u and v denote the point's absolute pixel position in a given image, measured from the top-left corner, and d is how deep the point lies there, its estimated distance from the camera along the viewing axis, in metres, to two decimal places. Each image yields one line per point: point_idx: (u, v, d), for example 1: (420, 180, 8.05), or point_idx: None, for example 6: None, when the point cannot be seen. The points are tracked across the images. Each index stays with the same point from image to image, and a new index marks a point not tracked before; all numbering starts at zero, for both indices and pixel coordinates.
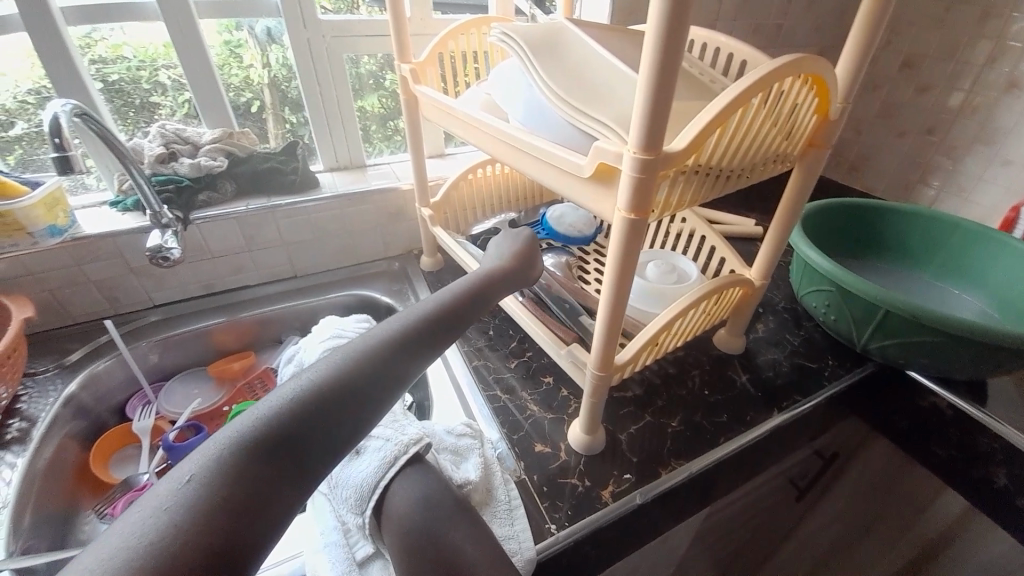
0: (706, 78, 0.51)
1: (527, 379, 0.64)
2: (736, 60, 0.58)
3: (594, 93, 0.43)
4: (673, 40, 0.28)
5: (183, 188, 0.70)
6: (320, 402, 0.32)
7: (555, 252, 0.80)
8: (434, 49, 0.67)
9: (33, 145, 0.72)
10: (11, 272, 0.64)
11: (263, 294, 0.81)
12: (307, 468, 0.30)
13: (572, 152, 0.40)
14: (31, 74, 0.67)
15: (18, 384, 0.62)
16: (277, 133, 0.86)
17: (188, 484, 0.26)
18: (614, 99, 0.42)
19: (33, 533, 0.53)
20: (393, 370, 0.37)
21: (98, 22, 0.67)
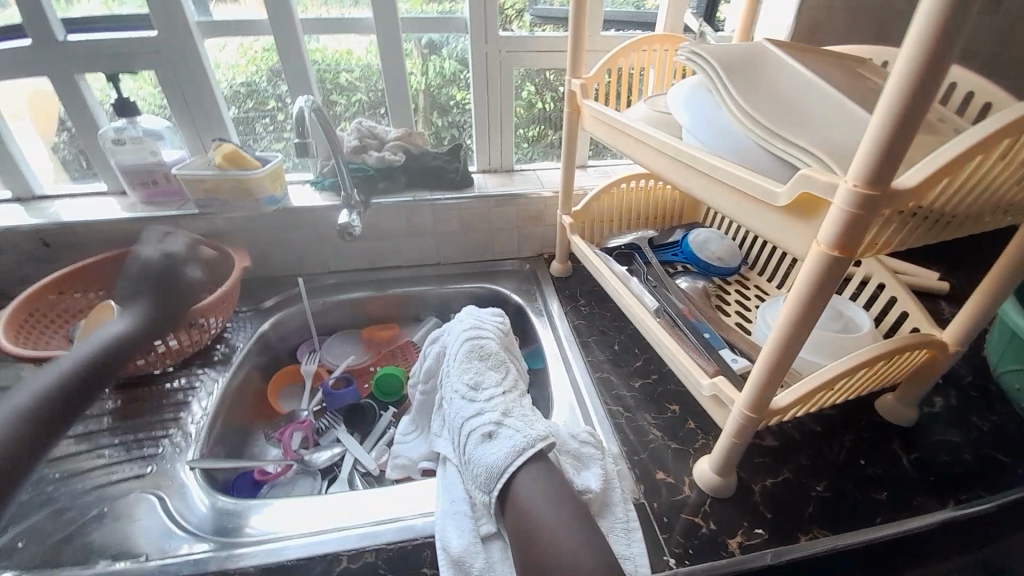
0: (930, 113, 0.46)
1: (650, 402, 0.62)
2: (976, 101, 0.51)
3: (793, 119, 0.41)
4: (934, 69, 0.25)
5: (367, 176, 0.81)
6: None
7: (692, 276, 0.77)
8: (604, 65, 0.69)
9: (239, 127, 0.88)
10: (238, 228, 0.80)
11: (411, 276, 0.90)
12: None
13: (764, 179, 0.38)
14: (245, 69, 0.83)
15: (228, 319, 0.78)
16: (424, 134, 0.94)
17: None
18: (819, 126, 0.40)
19: (218, 440, 0.66)
20: (56, 423, 0.51)
21: (311, 34, 0.81)
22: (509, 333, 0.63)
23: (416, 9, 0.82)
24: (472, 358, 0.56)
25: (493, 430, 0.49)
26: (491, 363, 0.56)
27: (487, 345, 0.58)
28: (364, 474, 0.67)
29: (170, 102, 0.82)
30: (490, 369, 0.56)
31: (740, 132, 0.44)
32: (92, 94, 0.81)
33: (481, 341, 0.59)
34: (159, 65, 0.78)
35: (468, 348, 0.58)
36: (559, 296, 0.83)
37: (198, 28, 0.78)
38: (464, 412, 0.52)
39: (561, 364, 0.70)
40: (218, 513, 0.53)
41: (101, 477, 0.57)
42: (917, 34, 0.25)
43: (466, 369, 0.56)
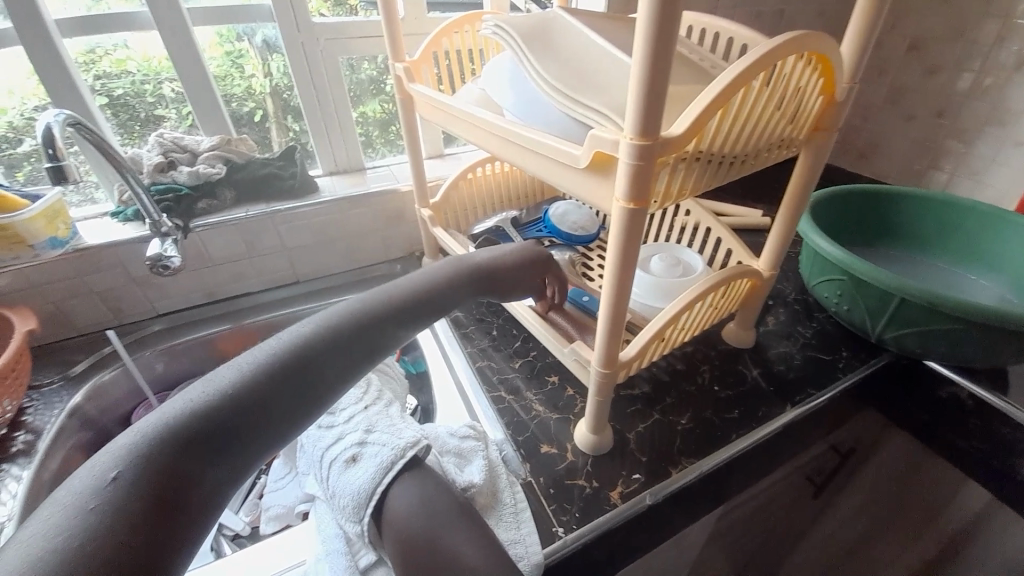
0: (708, 66, 0.50)
1: (531, 379, 0.62)
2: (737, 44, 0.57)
3: (591, 84, 0.42)
4: (665, 21, 0.26)
5: (181, 197, 0.70)
6: (270, 378, 0.35)
7: (558, 249, 0.79)
8: (428, 46, 0.66)
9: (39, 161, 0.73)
10: (15, 285, 0.64)
11: (266, 301, 0.80)
12: (231, 449, 0.32)
13: (569, 144, 0.38)
14: (36, 91, 0.68)
15: (23, 397, 0.62)
16: (281, 141, 0.86)
17: (116, 484, 0.28)
18: (612, 87, 0.41)
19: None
20: (361, 349, 0.40)
21: (100, 37, 0.68)
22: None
23: (212, 0, 0.72)
24: None
25: (357, 452, 0.44)
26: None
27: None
28: (234, 536, 0.58)
29: None
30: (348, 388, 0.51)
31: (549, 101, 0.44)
32: None
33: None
34: None
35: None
36: None
37: None
38: (324, 440, 0.47)
39: (444, 368, 0.68)
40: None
41: None
42: None
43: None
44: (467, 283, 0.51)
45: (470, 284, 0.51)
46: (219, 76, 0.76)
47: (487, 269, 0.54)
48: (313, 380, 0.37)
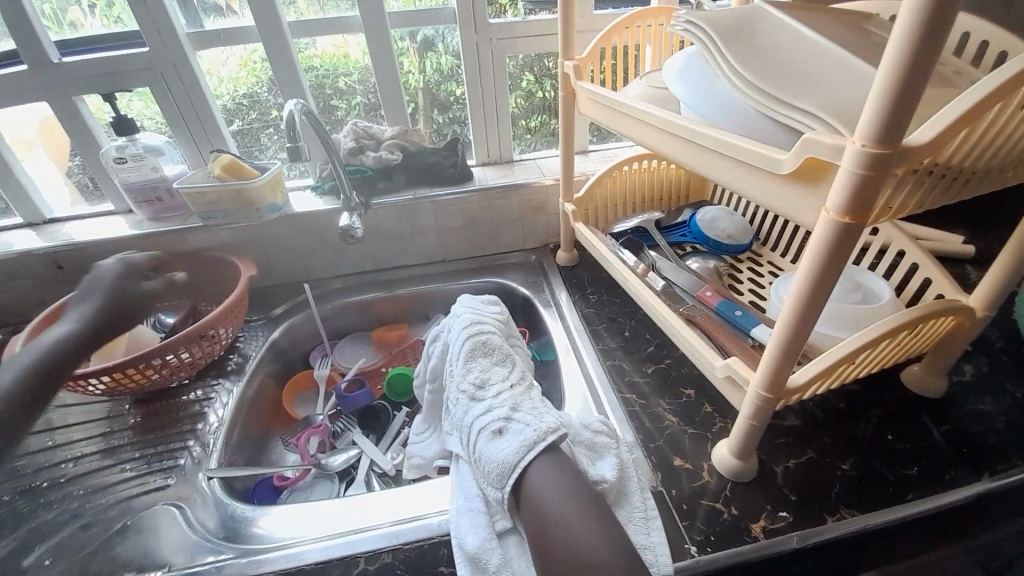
0: (943, 66, 0.43)
1: (665, 387, 0.60)
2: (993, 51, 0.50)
3: (801, 82, 0.39)
4: (943, 19, 0.24)
5: (366, 176, 0.82)
6: None
7: (701, 256, 0.75)
8: (598, 44, 0.67)
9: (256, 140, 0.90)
10: (241, 238, 0.81)
11: (417, 275, 0.90)
12: None
13: (774, 149, 0.36)
14: (245, 80, 0.83)
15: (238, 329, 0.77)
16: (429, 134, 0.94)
17: None
18: (828, 86, 0.37)
19: (236, 450, 0.65)
20: None
21: (308, 35, 0.81)
22: (511, 326, 0.63)
23: (408, 4, 0.81)
24: (480, 354, 0.56)
25: (503, 426, 0.48)
26: (496, 359, 0.55)
27: (491, 341, 0.57)
28: (381, 474, 0.66)
29: (169, 115, 0.81)
30: (496, 366, 0.55)
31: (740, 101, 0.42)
32: (95, 120, 0.82)
33: (483, 336, 0.57)
34: (155, 81, 0.78)
35: (471, 339, 0.57)
36: (566, 285, 0.82)
37: (190, 40, 0.77)
38: (474, 410, 0.51)
39: (574, 360, 0.68)
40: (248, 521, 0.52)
41: (126, 490, 0.56)
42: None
43: (475, 366, 0.55)
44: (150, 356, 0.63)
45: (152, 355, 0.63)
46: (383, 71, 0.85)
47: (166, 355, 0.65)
48: None
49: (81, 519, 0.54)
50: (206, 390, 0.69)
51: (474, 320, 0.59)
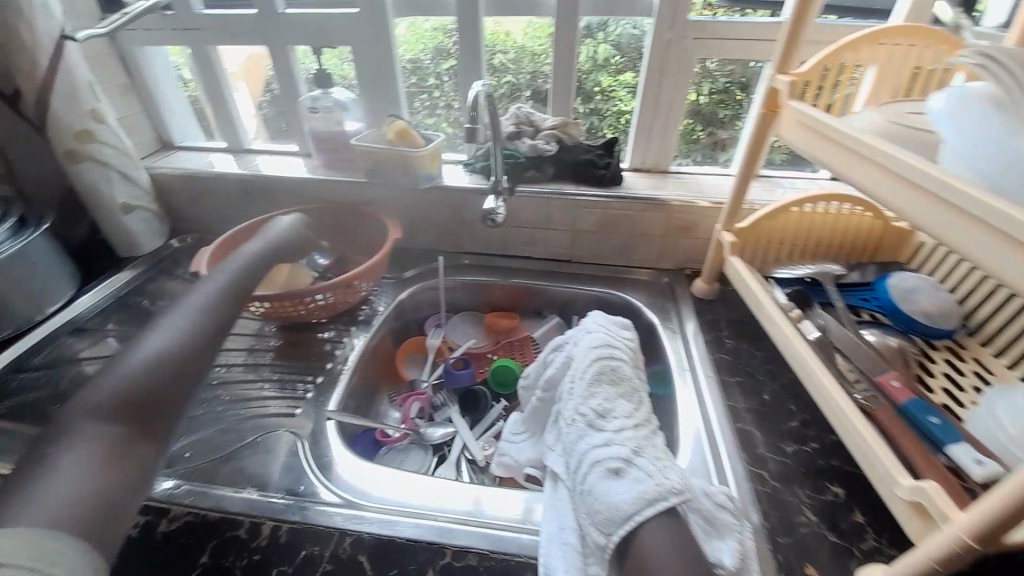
0: None
1: (806, 476, 0.51)
2: None
3: None
4: None
5: (518, 163, 0.82)
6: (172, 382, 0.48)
7: (881, 330, 0.62)
8: (822, 61, 0.60)
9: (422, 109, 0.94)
10: (394, 199, 0.86)
11: (539, 269, 0.88)
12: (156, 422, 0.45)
13: (1005, 200, 0.32)
14: (408, 47, 0.87)
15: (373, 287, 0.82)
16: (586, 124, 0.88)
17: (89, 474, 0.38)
18: None
19: (351, 396, 0.70)
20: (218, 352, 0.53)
21: (498, 14, 0.81)
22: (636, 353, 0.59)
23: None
24: (603, 381, 0.52)
25: (620, 468, 0.44)
26: (620, 390, 0.52)
27: (618, 369, 0.54)
28: (471, 461, 0.67)
29: (360, 75, 0.89)
30: (620, 398, 0.51)
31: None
32: (301, 70, 0.92)
33: (610, 362, 0.54)
34: (357, 42, 0.85)
35: (598, 361, 0.54)
36: (699, 319, 0.74)
37: (393, 7, 0.83)
38: (589, 439, 0.48)
39: (695, 406, 0.61)
40: (352, 473, 0.56)
41: (262, 408, 0.64)
42: None
43: (596, 394, 0.51)
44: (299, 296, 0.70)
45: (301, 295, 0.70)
46: (535, 53, 0.85)
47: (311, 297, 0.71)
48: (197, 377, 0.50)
49: (228, 421, 0.62)
50: (338, 334, 0.76)
51: (604, 341, 0.56)
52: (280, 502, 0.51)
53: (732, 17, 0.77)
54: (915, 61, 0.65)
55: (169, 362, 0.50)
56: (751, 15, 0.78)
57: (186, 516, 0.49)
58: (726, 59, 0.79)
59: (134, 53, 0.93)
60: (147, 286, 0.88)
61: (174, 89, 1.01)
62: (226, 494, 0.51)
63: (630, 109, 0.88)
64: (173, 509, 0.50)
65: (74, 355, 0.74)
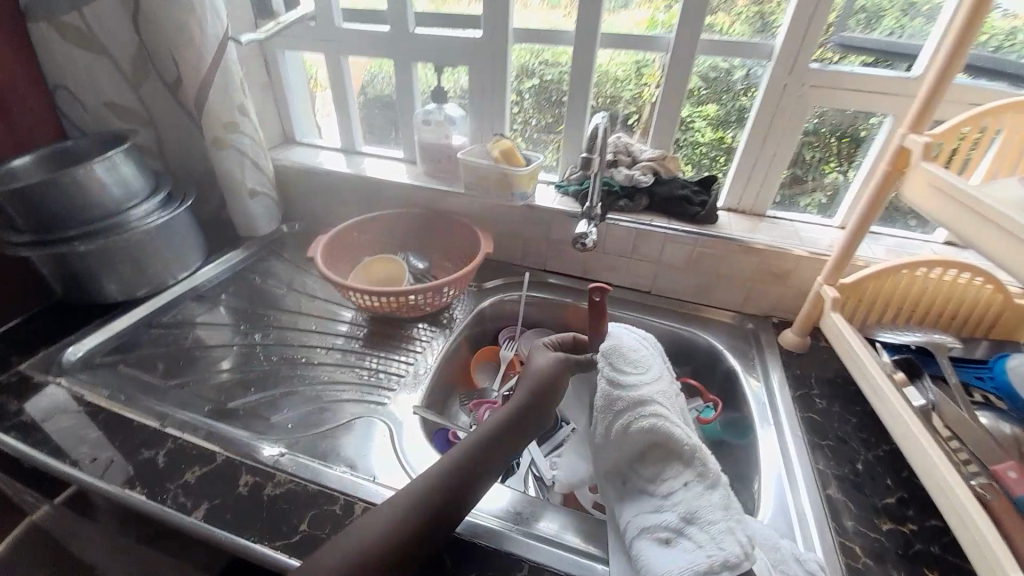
0: None
1: (903, 559, 0.48)
2: None
3: None
4: None
5: (612, 192, 0.85)
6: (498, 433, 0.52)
7: (994, 413, 0.56)
8: (960, 124, 0.57)
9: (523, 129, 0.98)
10: (489, 213, 0.91)
11: (619, 297, 0.89)
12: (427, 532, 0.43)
13: None
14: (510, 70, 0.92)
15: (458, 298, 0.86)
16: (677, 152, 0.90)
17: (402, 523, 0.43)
18: None
19: (432, 394, 0.74)
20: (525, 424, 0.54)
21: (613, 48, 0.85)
22: (668, 385, 0.57)
23: (725, 37, 0.80)
24: (638, 441, 0.51)
25: (672, 535, 0.45)
26: (664, 448, 0.51)
27: (657, 422, 0.51)
28: (538, 478, 0.69)
29: (471, 94, 0.95)
30: (664, 457, 0.50)
31: None
32: (418, 84, 1.00)
33: (643, 413, 0.52)
34: (473, 63, 0.91)
35: (629, 412, 0.52)
36: (785, 371, 0.72)
37: (513, 34, 0.88)
38: (642, 502, 0.49)
39: (778, 462, 0.59)
40: None
41: (353, 394, 0.70)
42: None
43: (638, 451, 0.51)
44: (386, 296, 0.75)
45: (389, 297, 0.75)
46: (617, 78, 0.88)
47: (400, 298, 0.76)
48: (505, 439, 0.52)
49: (322, 403, 0.68)
50: (426, 335, 0.81)
51: (624, 384, 0.55)
52: (369, 486, 0.55)
53: (842, 64, 0.75)
54: None
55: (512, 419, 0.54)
56: (851, 63, 0.75)
57: (288, 483, 0.55)
58: (826, 108, 0.78)
59: (276, 57, 1.04)
60: (256, 264, 0.97)
61: (302, 90, 1.11)
62: (323, 471, 0.56)
63: (706, 141, 0.88)
64: (278, 474, 0.56)
65: (193, 319, 0.83)
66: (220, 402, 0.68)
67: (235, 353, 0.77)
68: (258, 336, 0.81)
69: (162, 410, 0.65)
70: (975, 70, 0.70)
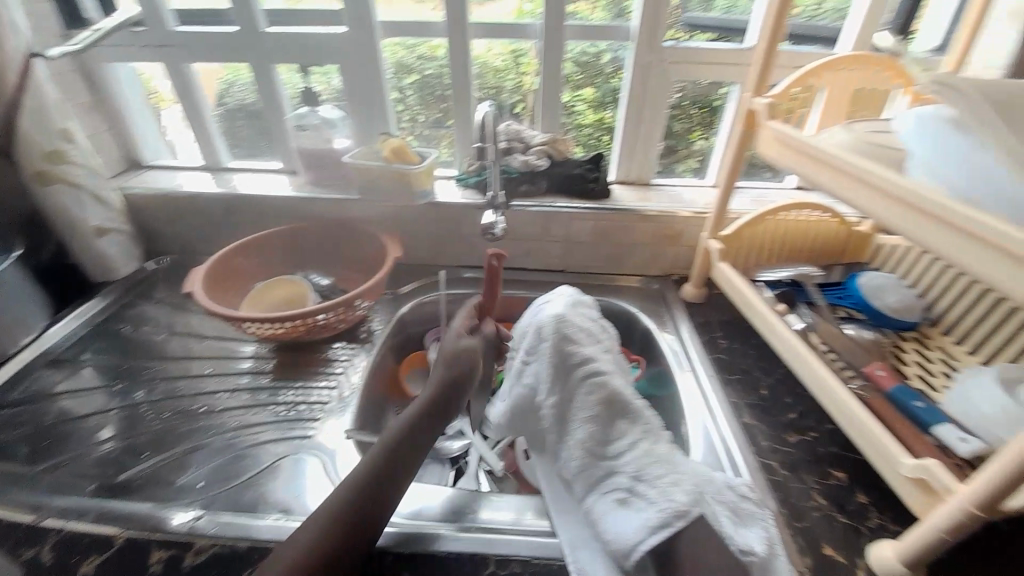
0: None
1: (809, 462, 0.56)
2: None
3: None
4: None
5: (512, 178, 0.86)
6: (429, 409, 0.56)
7: (857, 325, 0.68)
8: (791, 84, 0.66)
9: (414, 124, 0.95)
10: (391, 216, 0.86)
11: (536, 281, 0.91)
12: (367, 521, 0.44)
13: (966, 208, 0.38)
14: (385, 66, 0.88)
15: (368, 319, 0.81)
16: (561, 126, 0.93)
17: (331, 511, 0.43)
18: None
19: (365, 415, 0.69)
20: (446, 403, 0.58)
21: (486, 36, 0.85)
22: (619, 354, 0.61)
23: (587, 20, 0.83)
24: (590, 404, 0.53)
25: (625, 495, 0.47)
26: (615, 407, 0.53)
27: (610, 386, 0.53)
28: (490, 471, 0.69)
29: (347, 93, 0.89)
30: (612, 420, 0.52)
31: (990, 170, 0.40)
32: (284, 88, 0.91)
33: (597, 373, 0.54)
34: (346, 62, 0.86)
35: (582, 370, 0.55)
36: (693, 322, 0.79)
37: (381, 28, 0.84)
38: (595, 468, 0.50)
39: (700, 404, 0.65)
40: None
41: (268, 436, 0.62)
42: None
43: (585, 414, 0.53)
44: (291, 320, 0.69)
45: (292, 321, 0.69)
46: (497, 69, 0.89)
47: (307, 318, 0.70)
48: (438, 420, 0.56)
49: (237, 450, 0.60)
50: (346, 355, 0.75)
51: (573, 342, 0.57)
52: None
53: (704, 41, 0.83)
54: (857, 84, 0.73)
55: (441, 394, 0.59)
56: (698, 37, 0.84)
57: (212, 547, 0.48)
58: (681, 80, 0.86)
59: (101, 70, 0.89)
60: (122, 313, 0.83)
61: (144, 106, 0.96)
62: (251, 524, 0.50)
63: (588, 122, 0.93)
64: (195, 542, 0.49)
65: (48, 391, 0.68)
66: (106, 477, 0.57)
67: (114, 419, 0.65)
68: (141, 394, 0.69)
69: (26, 506, 0.53)
70: (793, 37, 0.82)
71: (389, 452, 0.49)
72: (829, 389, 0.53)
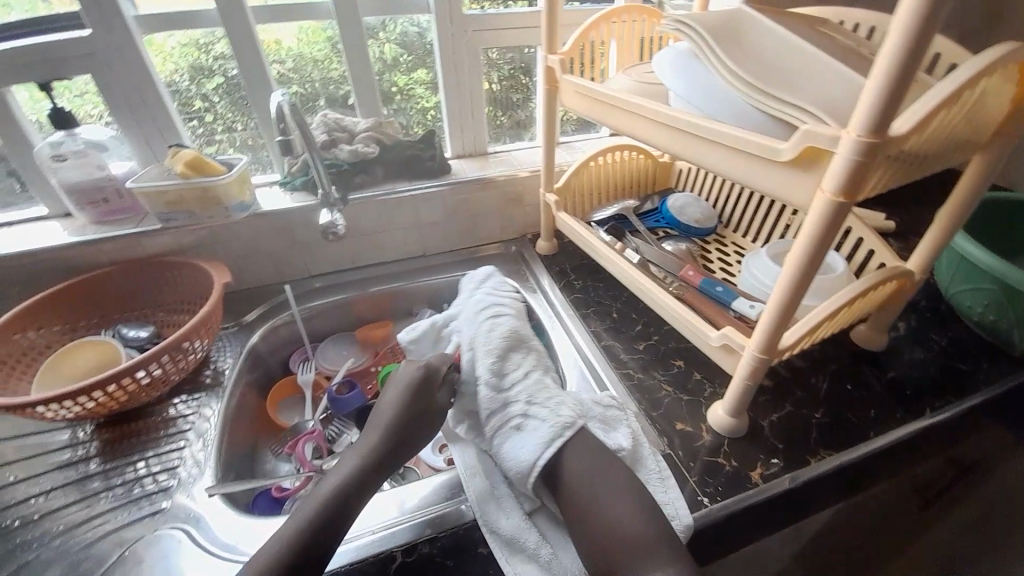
0: (869, 54, 0.52)
1: (657, 361, 0.66)
2: (942, 62, 0.59)
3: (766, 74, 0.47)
4: (922, 38, 0.29)
5: (342, 171, 0.81)
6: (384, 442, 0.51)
7: (675, 239, 0.79)
8: (577, 40, 0.73)
9: (216, 130, 0.83)
10: (211, 239, 0.76)
11: (397, 270, 0.89)
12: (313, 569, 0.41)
13: (708, 124, 0.46)
14: (163, 69, 0.75)
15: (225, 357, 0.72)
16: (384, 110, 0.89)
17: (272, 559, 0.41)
18: (789, 79, 0.46)
19: (229, 465, 0.63)
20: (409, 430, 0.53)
21: (271, 22, 0.76)
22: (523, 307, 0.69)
23: None
24: (490, 346, 0.58)
25: (519, 420, 0.51)
26: (516, 346, 0.60)
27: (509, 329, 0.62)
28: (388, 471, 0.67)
29: (112, 108, 0.74)
30: (510, 359, 0.58)
31: (719, 87, 0.49)
32: (25, 112, 0.73)
33: (502, 325, 0.62)
34: (95, 70, 0.71)
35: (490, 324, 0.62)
36: (550, 272, 0.85)
37: (138, 24, 0.71)
38: (488, 406, 0.53)
39: (566, 342, 0.71)
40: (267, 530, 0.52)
41: (107, 526, 0.52)
42: (909, 12, 0.29)
43: (486, 356, 0.57)
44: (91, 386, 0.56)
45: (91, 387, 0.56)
46: (317, 59, 0.82)
47: (114, 383, 0.57)
48: (399, 447, 0.52)
49: (70, 554, 0.50)
50: (188, 408, 0.65)
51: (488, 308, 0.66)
52: None
53: (500, 8, 0.86)
54: (639, 32, 0.81)
55: (404, 420, 0.53)
56: (512, 6, 0.88)
57: None
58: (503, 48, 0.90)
59: None
60: None
61: None
62: None
63: (431, 105, 0.92)
64: None
65: None
66: None
67: None
68: None
69: None
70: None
71: (336, 497, 0.46)
72: (655, 298, 0.61)
